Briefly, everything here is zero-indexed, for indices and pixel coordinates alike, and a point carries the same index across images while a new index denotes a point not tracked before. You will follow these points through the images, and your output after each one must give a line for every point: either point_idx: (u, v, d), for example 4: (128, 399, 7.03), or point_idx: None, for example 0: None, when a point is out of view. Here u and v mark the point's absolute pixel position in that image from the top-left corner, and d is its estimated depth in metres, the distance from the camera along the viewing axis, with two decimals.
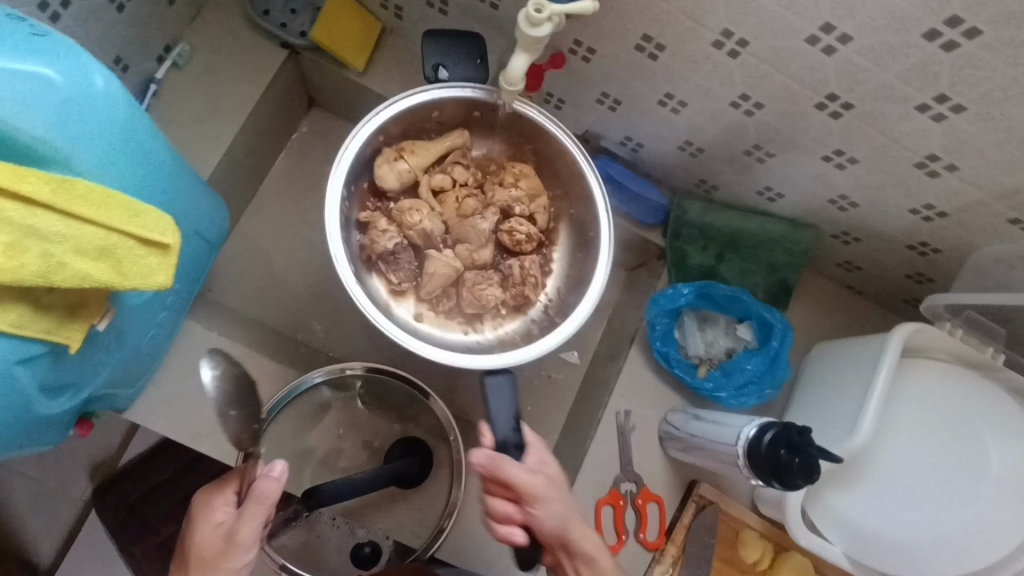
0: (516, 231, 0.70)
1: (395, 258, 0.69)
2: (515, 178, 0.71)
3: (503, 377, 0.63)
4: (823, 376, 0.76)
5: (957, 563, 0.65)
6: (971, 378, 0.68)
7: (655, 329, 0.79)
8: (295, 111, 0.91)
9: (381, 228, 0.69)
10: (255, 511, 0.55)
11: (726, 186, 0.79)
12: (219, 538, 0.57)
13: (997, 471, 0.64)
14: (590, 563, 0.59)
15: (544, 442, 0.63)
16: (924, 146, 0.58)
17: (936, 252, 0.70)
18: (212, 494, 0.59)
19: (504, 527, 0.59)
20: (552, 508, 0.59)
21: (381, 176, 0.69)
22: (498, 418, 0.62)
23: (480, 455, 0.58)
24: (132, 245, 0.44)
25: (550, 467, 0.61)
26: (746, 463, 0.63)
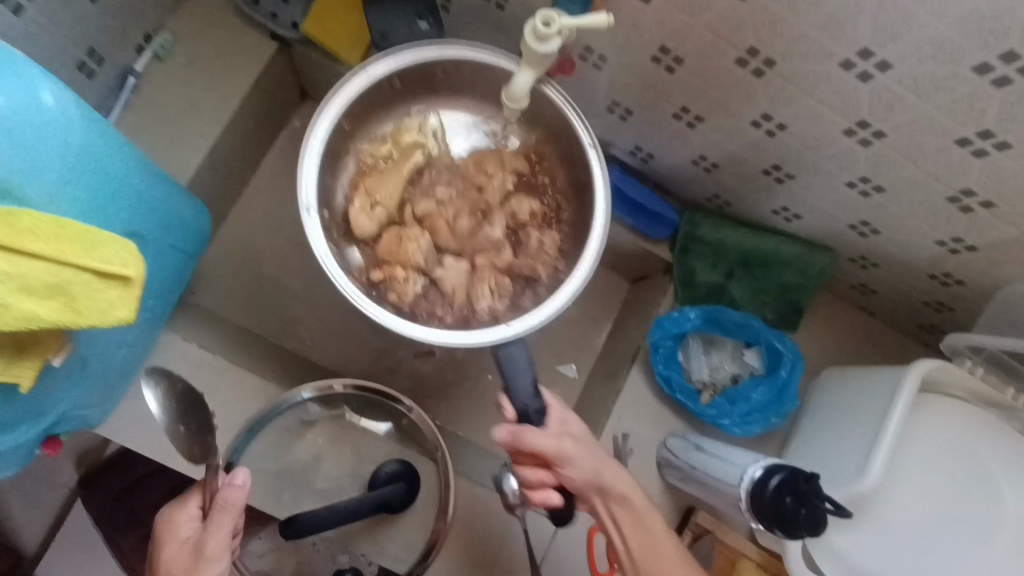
0: (519, 210, 0.66)
1: (423, 299, 0.64)
2: (490, 171, 0.66)
3: (515, 346, 0.58)
4: (831, 408, 0.72)
5: None
6: (989, 420, 0.64)
7: (658, 351, 0.75)
8: (287, 104, 0.86)
9: (400, 276, 0.63)
10: (221, 520, 0.53)
11: (739, 203, 0.74)
12: (187, 555, 0.52)
13: (1013, 521, 0.60)
14: (623, 503, 0.57)
15: (561, 402, 0.61)
16: (960, 181, 0.53)
17: (960, 284, 0.66)
18: (173, 511, 0.55)
19: (540, 491, 0.59)
20: (581, 464, 0.56)
21: (355, 218, 0.64)
22: (517, 385, 0.57)
23: (502, 431, 0.56)
24: (87, 279, 0.40)
25: (572, 425, 0.59)
26: (747, 506, 0.60)
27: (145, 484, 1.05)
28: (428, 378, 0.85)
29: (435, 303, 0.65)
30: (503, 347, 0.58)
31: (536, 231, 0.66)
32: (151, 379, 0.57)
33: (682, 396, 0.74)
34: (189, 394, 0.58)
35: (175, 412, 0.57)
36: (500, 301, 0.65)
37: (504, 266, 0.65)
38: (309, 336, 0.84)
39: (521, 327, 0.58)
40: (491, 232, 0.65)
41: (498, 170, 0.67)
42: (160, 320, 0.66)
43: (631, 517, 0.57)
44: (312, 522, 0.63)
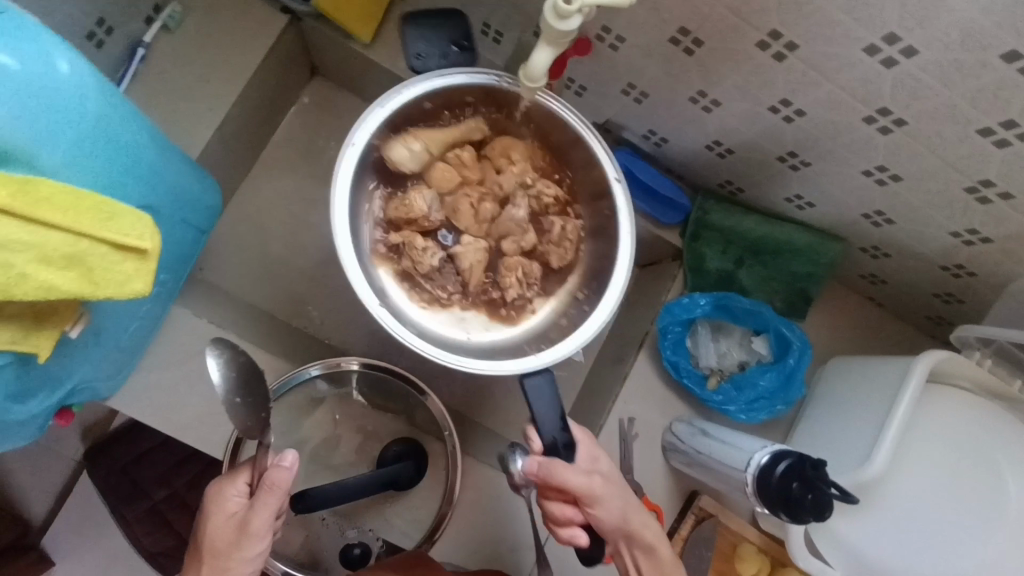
0: (543, 195, 0.66)
1: (439, 273, 0.65)
2: (513, 158, 0.66)
3: (540, 377, 0.57)
4: (836, 397, 0.73)
5: None
6: (993, 410, 0.65)
7: (666, 337, 0.75)
8: (296, 80, 0.85)
9: (420, 246, 0.63)
10: (267, 502, 0.51)
11: (752, 190, 0.74)
12: (233, 531, 0.52)
13: (1013, 509, 0.61)
14: (648, 553, 0.56)
15: (591, 435, 0.59)
16: (979, 171, 0.53)
17: (971, 276, 0.66)
18: (224, 485, 0.54)
19: (565, 529, 0.57)
20: (610, 506, 0.55)
21: (391, 156, 0.62)
22: (543, 420, 0.56)
23: (532, 464, 0.55)
24: (105, 252, 0.40)
25: (603, 463, 0.57)
26: (755, 491, 0.61)
27: (150, 457, 1.06)
28: (435, 359, 0.85)
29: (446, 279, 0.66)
30: (526, 379, 0.57)
31: (559, 218, 0.66)
32: (217, 351, 0.56)
33: (689, 382, 0.74)
34: (249, 367, 0.57)
35: (232, 383, 0.57)
36: (522, 289, 0.65)
37: (527, 247, 0.65)
38: (316, 315, 0.84)
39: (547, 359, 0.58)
40: (514, 215, 0.64)
41: (524, 160, 0.66)
42: (170, 294, 0.66)
43: (654, 570, 0.56)
44: (322, 497, 0.63)
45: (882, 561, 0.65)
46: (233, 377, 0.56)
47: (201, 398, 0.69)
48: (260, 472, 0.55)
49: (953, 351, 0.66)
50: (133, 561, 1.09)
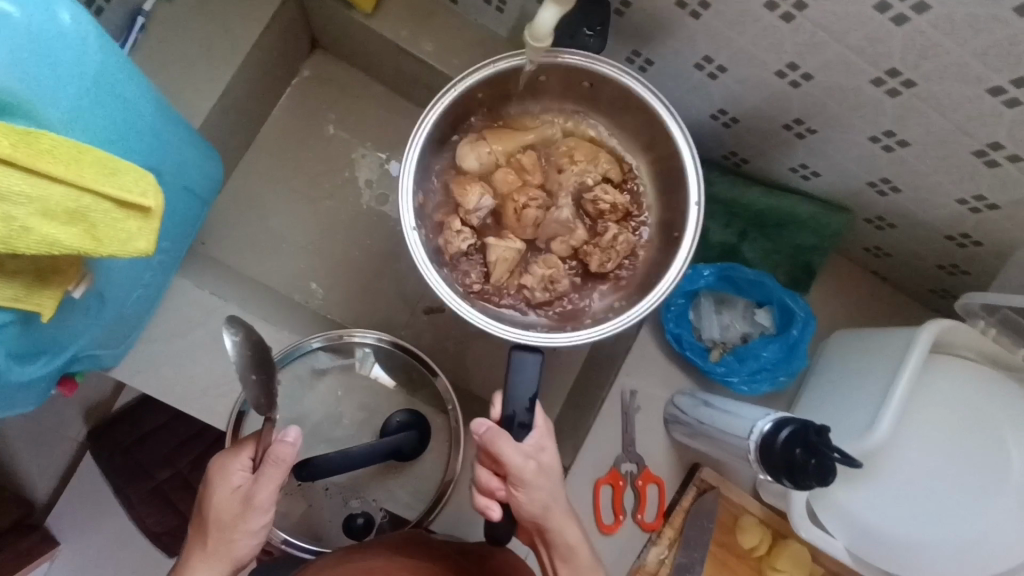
0: (601, 200, 0.64)
1: (466, 258, 0.64)
2: (576, 158, 0.66)
3: (532, 355, 0.56)
4: (840, 368, 0.72)
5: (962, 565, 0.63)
6: (996, 381, 0.64)
7: (669, 309, 0.75)
8: (297, 52, 0.84)
9: (456, 229, 0.63)
10: (270, 475, 0.51)
11: (757, 160, 0.73)
12: (238, 505, 0.52)
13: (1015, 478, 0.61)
14: (566, 559, 0.55)
15: (551, 425, 0.57)
16: (988, 133, 0.52)
17: (977, 245, 0.66)
18: (228, 460, 0.53)
19: (483, 499, 0.56)
20: (536, 495, 0.54)
21: (461, 158, 0.64)
22: (516, 391, 0.56)
23: (479, 426, 0.54)
24: (108, 208, 0.40)
25: (548, 454, 0.55)
26: (756, 458, 0.61)
27: (154, 437, 1.06)
28: (437, 333, 0.85)
29: (475, 265, 0.64)
30: (516, 351, 0.57)
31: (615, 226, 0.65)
32: (232, 329, 0.54)
33: (691, 354, 0.74)
34: (261, 348, 0.55)
35: (247, 361, 0.54)
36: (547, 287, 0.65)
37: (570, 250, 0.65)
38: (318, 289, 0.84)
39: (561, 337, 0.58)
40: (560, 216, 0.64)
41: (587, 162, 0.66)
42: (173, 265, 0.65)
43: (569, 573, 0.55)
44: (327, 463, 0.63)
45: (886, 531, 0.65)
46: (248, 357, 0.54)
47: (205, 369, 0.69)
48: (264, 447, 0.55)
49: (956, 321, 0.66)
50: (138, 539, 1.10)
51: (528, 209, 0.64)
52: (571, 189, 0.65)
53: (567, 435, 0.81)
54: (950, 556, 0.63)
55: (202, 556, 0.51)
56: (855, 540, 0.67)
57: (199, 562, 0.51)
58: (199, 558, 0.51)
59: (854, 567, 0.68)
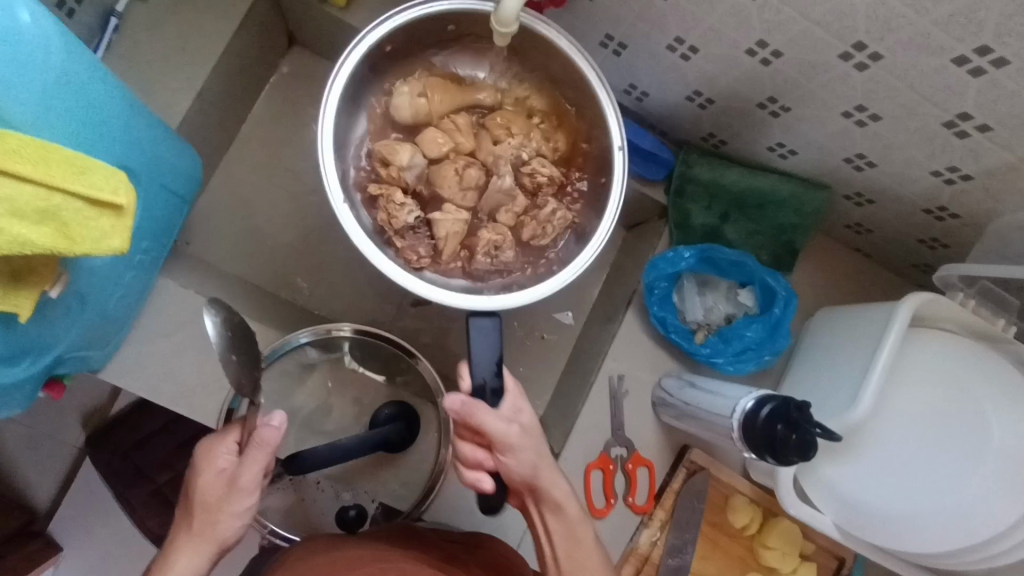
0: (538, 173, 0.63)
1: (416, 233, 0.61)
2: (512, 130, 0.64)
3: (488, 320, 0.55)
4: (824, 344, 0.73)
5: (951, 535, 0.63)
6: (977, 351, 0.65)
7: (653, 293, 0.76)
8: (275, 50, 0.84)
9: (397, 202, 0.60)
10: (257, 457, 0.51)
11: (735, 141, 0.73)
12: (222, 488, 0.51)
13: (1000, 445, 0.62)
14: (557, 511, 0.56)
15: (522, 389, 0.57)
16: (957, 104, 0.53)
17: (954, 217, 0.66)
18: (213, 442, 0.52)
19: (472, 472, 0.56)
20: (524, 457, 0.54)
21: (396, 109, 0.63)
22: (478, 361, 0.54)
23: (452, 402, 0.52)
24: (79, 207, 0.40)
25: (526, 416, 0.55)
26: (740, 436, 0.62)
27: (151, 440, 1.07)
28: (425, 326, 0.86)
29: (422, 240, 0.61)
30: (474, 318, 0.55)
31: (552, 201, 0.64)
32: (213, 309, 0.55)
33: (677, 336, 0.75)
34: (243, 330, 0.56)
35: (227, 342, 0.55)
36: (496, 256, 0.63)
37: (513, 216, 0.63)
38: (305, 286, 0.84)
39: (499, 303, 0.57)
40: (501, 184, 0.62)
41: (522, 135, 0.65)
42: (156, 265, 0.66)
43: (563, 530, 0.56)
44: (313, 458, 0.64)
45: (870, 504, 0.65)
46: (227, 336, 0.54)
47: (193, 368, 0.69)
48: (250, 432, 0.54)
49: (936, 294, 0.66)
50: (139, 543, 1.10)
51: (466, 175, 0.62)
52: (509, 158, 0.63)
53: (557, 421, 0.82)
54: (932, 529, 0.64)
55: (186, 536, 0.51)
56: (840, 514, 0.68)
57: (183, 543, 0.51)
58: (183, 539, 0.51)
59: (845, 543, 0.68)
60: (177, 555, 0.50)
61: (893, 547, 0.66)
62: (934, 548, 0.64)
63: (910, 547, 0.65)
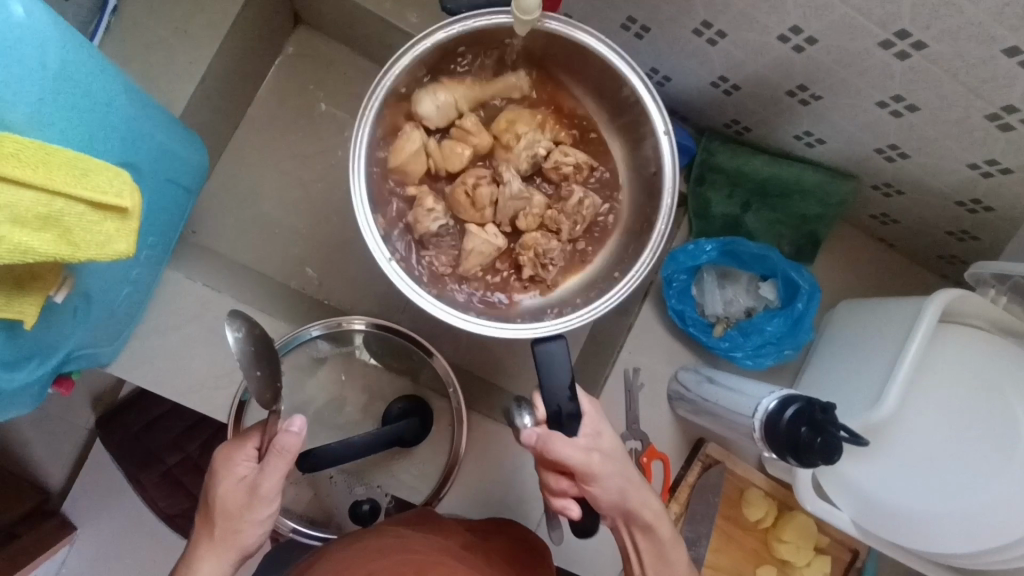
0: (561, 163, 0.61)
1: (439, 241, 0.60)
2: (520, 130, 0.60)
3: (554, 343, 0.54)
4: (846, 338, 0.71)
5: (969, 537, 0.62)
6: (1007, 350, 0.63)
7: (671, 286, 0.74)
8: (280, 29, 0.81)
9: (427, 207, 0.59)
10: (275, 466, 0.50)
11: (760, 128, 0.71)
12: (244, 495, 0.51)
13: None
14: (647, 532, 0.56)
15: (599, 408, 0.56)
16: (1003, 96, 0.50)
17: (988, 211, 0.63)
18: (233, 448, 0.52)
19: (559, 500, 0.55)
20: (608, 484, 0.53)
21: (416, 103, 0.58)
22: (552, 390, 0.53)
23: (528, 435, 0.52)
24: (82, 211, 0.38)
25: (606, 440, 0.54)
26: (762, 437, 0.60)
27: (161, 422, 1.07)
28: (436, 316, 0.84)
29: (445, 245, 0.60)
30: (541, 345, 0.53)
31: (579, 188, 0.62)
32: (234, 324, 0.51)
33: (694, 331, 0.73)
34: (264, 340, 0.53)
35: (250, 357, 0.52)
36: (537, 267, 0.61)
37: (542, 217, 0.61)
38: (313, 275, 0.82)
39: (562, 325, 0.55)
40: (512, 189, 0.59)
41: (533, 131, 0.61)
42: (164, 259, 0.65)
43: (652, 547, 0.56)
44: (324, 456, 0.63)
45: (888, 500, 0.65)
46: (251, 352, 0.52)
47: (202, 361, 0.68)
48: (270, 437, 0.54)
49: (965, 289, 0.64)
50: (152, 523, 1.11)
51: (480, 187, 0.59)
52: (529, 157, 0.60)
53: None
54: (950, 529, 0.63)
55: (207, 545, 0.51)
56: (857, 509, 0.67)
57: (206, 552, 0.51)
58: (205, 547, 0.51)
59: (861, 539, 0.68)
60: (200, 560, 0.51)
61: (911, 544, 0.66)
62: (952, 548, 0.64)
63: (926, 547, 0.65)
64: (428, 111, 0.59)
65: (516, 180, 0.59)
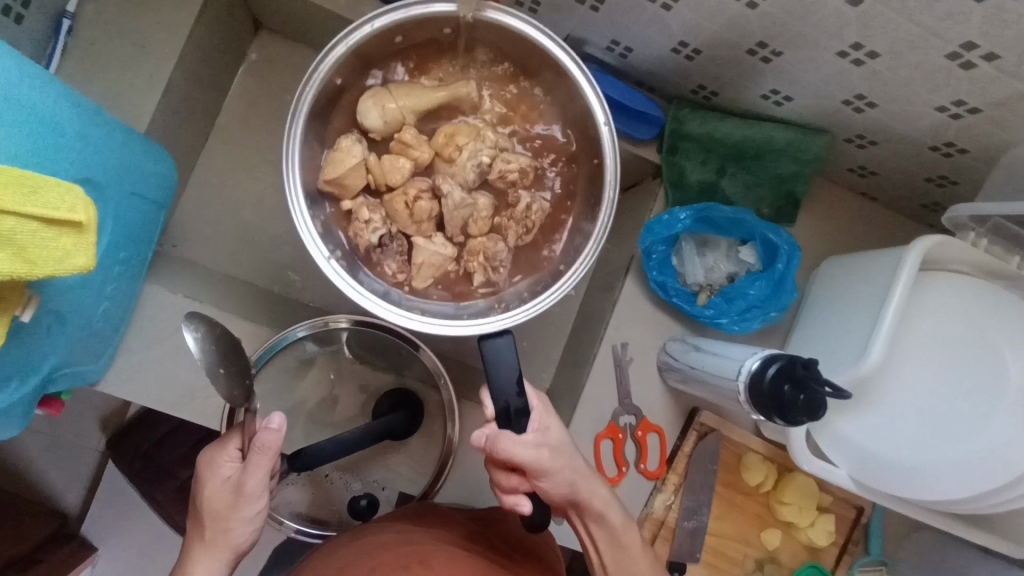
0: (504, 171, 0.61)
1: (382, 250, 0.60)
2: (461, 141, 0.60)
3: (504, 339, 0.53)
4: (831, 293, 0.71)
5: (968, 482, 0.62)
6: (992, 292, 0.62)
7: (651, 258, 0.73)
8: (242, 37, 0.81)
9: (364, 219, 0.59)
10: (258, 463, 0.50)
11: (727, 91, 0.70)
12: (229, 495, 0.51)
13: (1015, 389, 0.60)
14: (600, 521, 0.58)
15: (547, 402, 0.56)
16: (960, 33, 0.49)
17: (962, 153, 0.63)
18: (214, 452, 0.53)
19: (511, 498, 0.55)
20: (559, 478, 0.54)
21: (363, 114, 0.59)
22: (497, 382, 0.52)
23: (478, 436, 0.52)
24: (35, 228, 0.38)
25: (554, 433, 0.54)
26: (747, 399, 0.60)
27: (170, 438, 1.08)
28: None
29: (393, 254, 0.61)
30: (487, 341, 0.52)
31: (524, 193, 0.62)
32: (193, 325, 0.51)
33: (678, 300, 0.73)
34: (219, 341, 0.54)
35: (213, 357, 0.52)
36: (486, 274, 0.62)
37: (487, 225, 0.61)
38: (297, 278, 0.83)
39: (508, 318, 0.57)
40: (453, 201, 0.59)
41: (473, 141, 0.60)
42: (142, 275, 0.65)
43: (607, 535, 0.58)
44: (315, 453, 0.63)
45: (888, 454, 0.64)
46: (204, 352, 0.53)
47: (190, 372, 0.69)
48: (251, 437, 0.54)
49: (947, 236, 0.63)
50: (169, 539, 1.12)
51: (420, 201, 0.59)
52: (471, 167, 0.59)
53: (563, 394, 0.81)
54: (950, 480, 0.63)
55: (201, 548, 0.51)
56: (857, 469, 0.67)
57: (198, 553, 0.51)
58: (198, 550, 0.51)
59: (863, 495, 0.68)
60: (193, 563, 0.51)
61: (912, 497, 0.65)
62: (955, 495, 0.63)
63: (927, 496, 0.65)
64: (375, 123, 0.59)
65: (457, 191, 0.59)
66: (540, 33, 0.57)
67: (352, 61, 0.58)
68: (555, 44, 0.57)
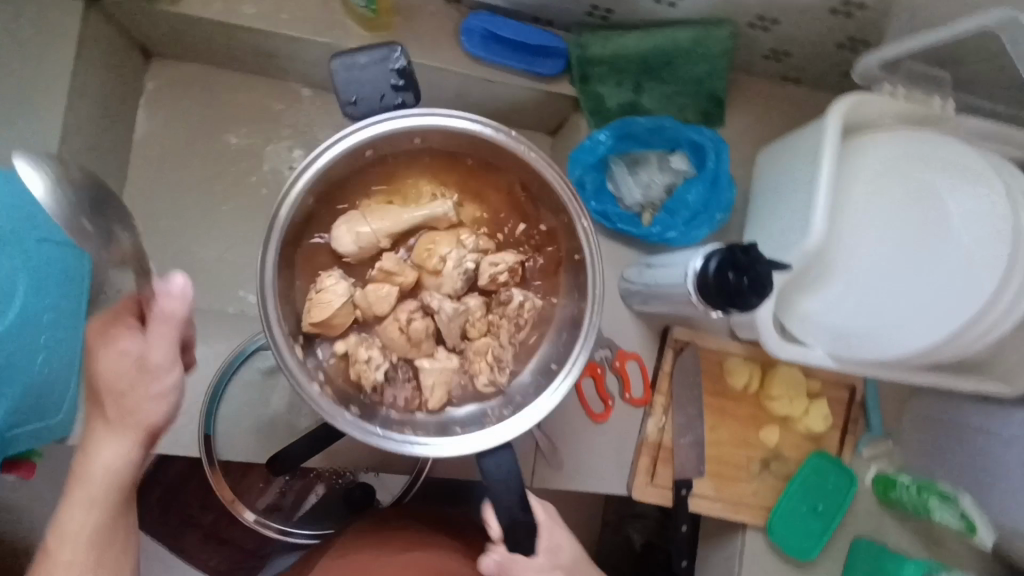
0: (490, 272, 0.61)
1: (387, 381, 0.59)
2: (444, 253, 0.60)
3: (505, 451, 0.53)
4: (769, 180, 0.70)
5: (933, 330, 0.61)
6: (921, 138, 0.62)
7: (586, 188, 0.73)
8: (133, 67, 0.79)
9: (364, 358, 0.58)
10: (161, 333, 0.46)
11: (620, 5, 0.69)
12: (129, 366, 0.46)
13: (955, 228, 0.60)
14: None
15: (552, 509, 0.56)
16: None
17: (861, 8, 0.62)
18: (106, 327, 0.47)
19: None
20: None
21: (337, 242, 0.59)
22: (499, 497, 0.52)
23: (486, 563, 0.53)
24: None
25: (563, 551, 0.55)
26: (699, 297, 0.59)
27: None
28: None
29: (401, 388, 0.60)
30: (484, 457, 0.53)
31: (516, 291, 0.62)
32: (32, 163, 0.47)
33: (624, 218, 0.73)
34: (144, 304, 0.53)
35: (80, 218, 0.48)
36: (493, 375, 0.61)
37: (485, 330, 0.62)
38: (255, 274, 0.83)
39: (509, 430, 0.53)
40: (447, 314, 0.59)
41: (455, 248, 0.61)
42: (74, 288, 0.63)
43: None
44: (296, 454, 0.61)
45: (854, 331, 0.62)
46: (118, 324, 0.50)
47: None
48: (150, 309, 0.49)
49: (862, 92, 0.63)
50: None
51: (413, 321, 0.60)
52: (457, 275, 0.60)
53: None
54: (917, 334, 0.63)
55: (106, 429, 0.48)
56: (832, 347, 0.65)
57: (103, 433, 0.48)
58: (104, 432, 0.48)
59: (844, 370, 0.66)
60: (103, 444, 0.48)
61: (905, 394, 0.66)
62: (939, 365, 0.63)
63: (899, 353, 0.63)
64: (349, 247, 0.60)
65: (447, 303, 0.60)
66: (504, 133, 0.56)
67: (319, 184, 0.57)
68: (510, 135, 0.56)
